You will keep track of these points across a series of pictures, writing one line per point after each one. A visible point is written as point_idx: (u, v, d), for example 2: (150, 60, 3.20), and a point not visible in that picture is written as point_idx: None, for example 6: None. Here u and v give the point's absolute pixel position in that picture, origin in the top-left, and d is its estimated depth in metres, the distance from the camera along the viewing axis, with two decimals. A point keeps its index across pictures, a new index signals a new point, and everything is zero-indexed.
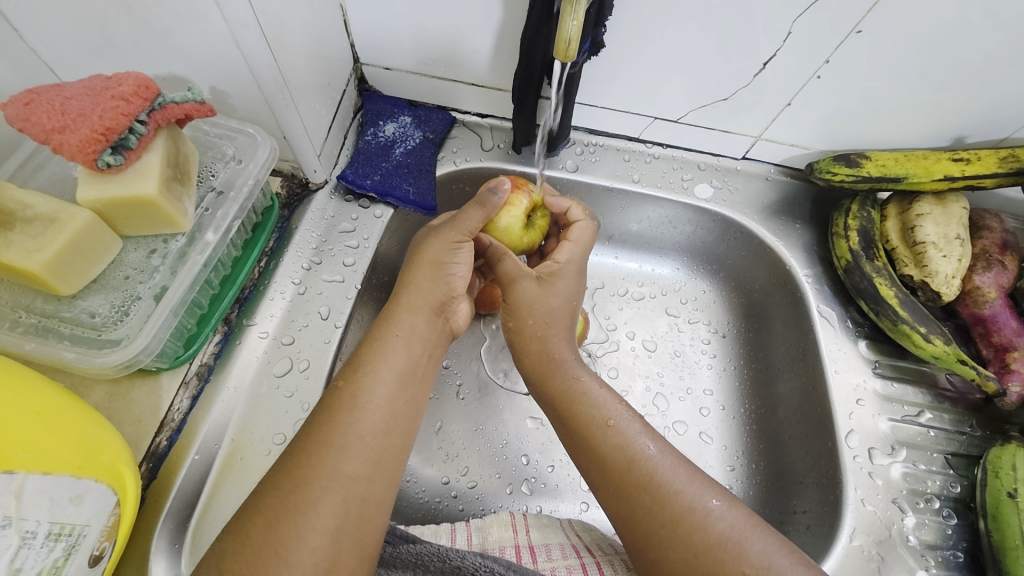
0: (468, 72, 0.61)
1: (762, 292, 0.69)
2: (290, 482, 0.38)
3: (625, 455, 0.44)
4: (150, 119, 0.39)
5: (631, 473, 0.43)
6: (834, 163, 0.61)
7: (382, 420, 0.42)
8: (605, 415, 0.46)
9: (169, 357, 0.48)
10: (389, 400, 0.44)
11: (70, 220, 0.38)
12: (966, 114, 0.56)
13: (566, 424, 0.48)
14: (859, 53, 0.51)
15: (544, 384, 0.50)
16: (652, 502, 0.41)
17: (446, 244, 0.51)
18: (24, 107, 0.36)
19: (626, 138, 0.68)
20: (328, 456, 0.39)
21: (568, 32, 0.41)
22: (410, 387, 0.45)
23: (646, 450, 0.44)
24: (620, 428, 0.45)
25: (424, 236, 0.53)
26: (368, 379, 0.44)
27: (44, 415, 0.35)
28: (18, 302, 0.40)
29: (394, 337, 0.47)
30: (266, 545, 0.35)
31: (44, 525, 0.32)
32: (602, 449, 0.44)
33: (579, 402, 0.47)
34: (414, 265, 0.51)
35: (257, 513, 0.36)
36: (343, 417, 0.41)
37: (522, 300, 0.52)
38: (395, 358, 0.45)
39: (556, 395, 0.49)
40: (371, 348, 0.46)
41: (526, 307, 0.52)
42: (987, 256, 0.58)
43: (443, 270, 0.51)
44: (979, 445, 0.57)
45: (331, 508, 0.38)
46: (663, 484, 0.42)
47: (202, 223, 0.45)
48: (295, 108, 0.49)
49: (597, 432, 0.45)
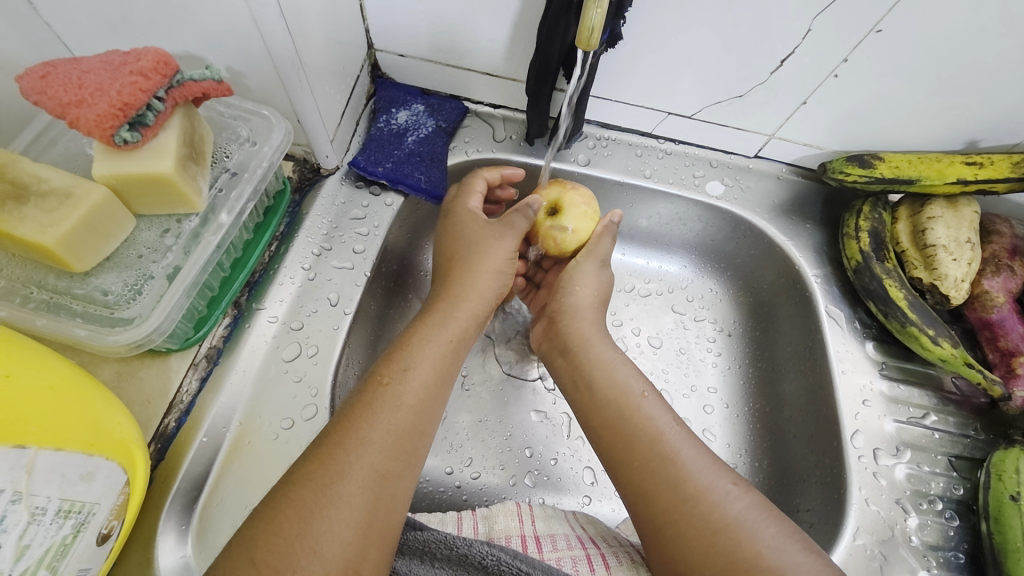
0: (483, 61, 0.60)
1: (770, 291, 0.69)
2: (324, 475, 0.38)
3: (652, 429, 0.44)
4: (167, 97, 0.38)
5: (658, 446, 0.43)
6: (847, 164, 0.61)
7: (415, 420, 0.43)
8: (639, 387, 0.48)
9: (179, 339, 0.47)
10: (424, 402, 0.44)
11: (86, 196, 0.37)
12: (980, 119, 0.55)
13: (594, 394, 0.48)
14: (878, 53, 0.50)
15: (585, 347, 0.51)
16: (674, 478, 0.41)
17: (500, 249, 0.54)
18: (40, 80, 0.35)
19: (638, 133, 0.68)
20: (364, 452, 0.39)
21: (591, 21, 0.41)
22: (444, 387, 0.46)
23: (671, 429, 0.45)
24: (651, 402, 0.47)
25: (471, 233, 0.54)
26: (409, 379, 0.44)
27: (56, 390, 0.35)
28: (29, 278, 0.40)
29: (437, 337, 0.48)
30: (299, 537, 0.35)
31: (54, 501, 0.32)
32: (636, 418, 0.45)
33: (614, 372, 0.49)
34: (469, 267, 0.52)
35: (289, 505, 0.36)
36: (380, 414, 0.41)
37: (585, 274, 0.55)
38: (433, 358, 0.46)
39: (591, 360, 0.50)
40: (412, 345, 0.47)
41: (585, 279, 0.55)
42: (996, 260, 0.58)
43: (501, 276, 0.54)
44: (983, 448, 0.58)
45: (360, 501, 0.38)
46: (685, 462, 0.42)
47: (216, 204, 0.45)
48: (311, 91, 0.48)
49: (631, 403, 0.47)
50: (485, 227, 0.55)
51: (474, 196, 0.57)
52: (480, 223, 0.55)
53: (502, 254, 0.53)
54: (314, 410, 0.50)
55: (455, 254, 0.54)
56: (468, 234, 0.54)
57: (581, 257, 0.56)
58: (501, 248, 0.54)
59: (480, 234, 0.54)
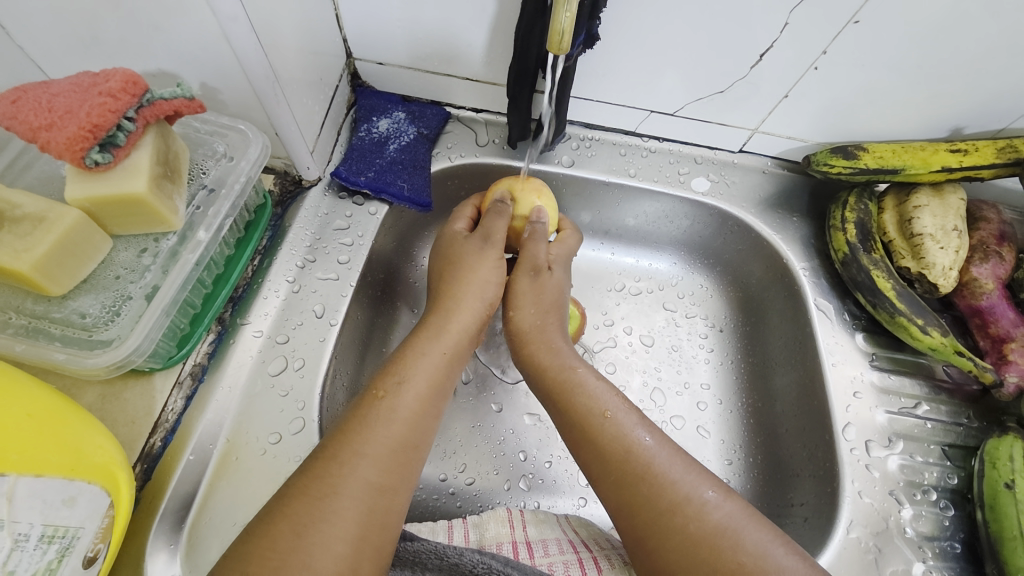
0: (463, 66, 0.60)
1: (759, 286, 0.69)
2: (318, 489, 0.38)
3: (622, 447, 0.44)
4: (138, 116, 0.38)
5: (629, 463, 0.42)
6: (831, 156, 0.60)
7: (411, 434, 0.43)
8: (601, 407, 0.46)
9: (162, 357, 0.47)
10: (419, 415, 0.44)
11: (59, 219, 0.37)
12: (962, 106, 0.55)
13: (564, 412, 0.47)
14: (856, 45, 0.50)
15: (539, 372, 0.50)
16: (650, 492, 0.41)
17: (487, 264, 0.54)
18: (11, 105, 0.35)
19: (621, 132, 0.67)
20: (358, 466, 0.39)
21: (562, 24, 0.41)
22: (440, 399, 0.46)
23: (642, 442, 0.44)
24: (616, 420, 0.45)
25: (458, 247, 0.55)
26: (405, 392, 0.44)
27: (35, 417, 0.35)
28: (7, 303, 0.39)
29: (431, 350, 0.47)
30: (292, 550, 0.35)
31: (37, 527, 0.32)
32: (602, 439, 0.44)
33: (576, 394, 0.47)
34: (461, 281, 0.52)
35: (283, 518, 0.36)
36: (375, 427, 0.41)
37: (520, 292, 0.54)
38: (429, 371, 0.46)
39: (554, 385, 0.49)
40: (408, 357, 0.46)
41: (522, 301, 0.54)
42: (985, 247, 0.58)
43: (487, 290, 0.53)
44: (977, 436, 0.57)
45: (354, 516, 0.37)
46: (660, 475, 0.42)
47: (193, 221, 0.45)
48: (287, 104, 0.48)
49: (595, 423, 0.45)
50: (468, 240, 0.55)
51: (461, 219, 0.59)
52: (466, 240, 0.55)
53: (490, 268, 0.54)
54: (301, 423, 0.49)
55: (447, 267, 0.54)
56: (456, 253, 0.55)
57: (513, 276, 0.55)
58: (485, 262, 0.54)
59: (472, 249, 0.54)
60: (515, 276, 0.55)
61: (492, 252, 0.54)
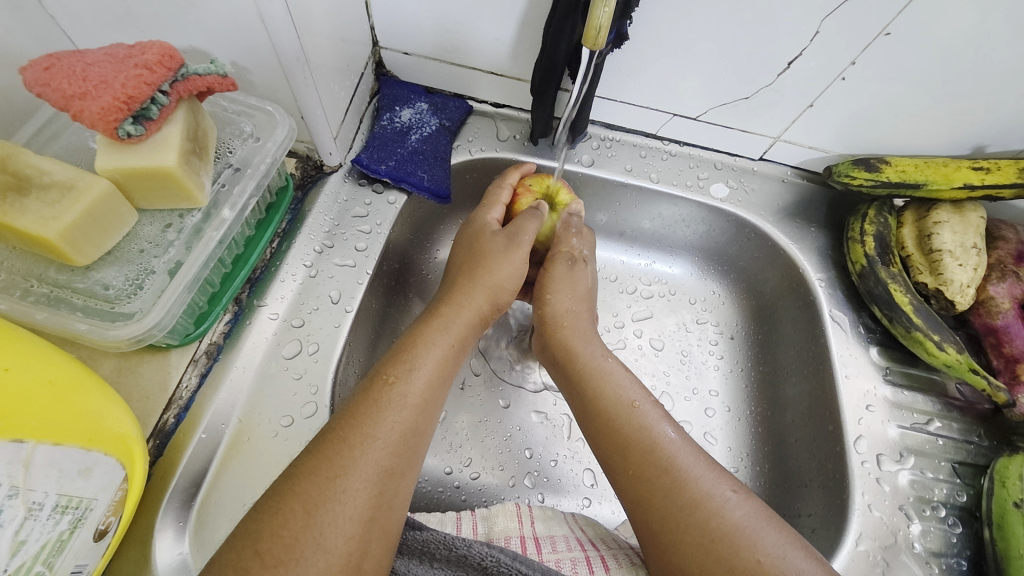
0: (487, 60, 0.60)
1: (773, 294, 0.69)
2: (329, 469, 0.37)
3: (649, 437, 0.44)
4: (172, 90, 0.38)
5: (653, 455, 0.43)
6: (852, 167, 0.60)
7: (419, 419, 0.43)
8: (629, 397, 0.47)
9: (180, 334, 0.47)
10: (428, 401, 0.44)
11: (87, 189, 0.37)
12: (986, 124, 0.55)
13: (586, 403, 0.48)
14: (886, 58, 0.50)
15: (570, 358, 0.51)
16: (671, 486, 0.41)
17: (509, 265, 0.53)
18: (43, 72, 0.35)
19: (643, 134, 0.67)
20: (369, 449, 0.39)
21: (600, 19, 0.40)
22: (444, 388, 0.46)
23: (665, 437, 0.44)
24: (643, 411, 0.46)
25: (485, 241, 0.55)
26: (414, 380, 0.44)
27: (55, 384, 0.34)
28: (29, 271, 0.39)
29: (439, 341, 0.47)
30: (304, 529, 0.35)
31: (52, 496, 0.32)
32: (625, 429, 0.45)
33: (605, 382, 0.48)
34: (478, 275, 0.53)
35: (294, 498, 0.36)
36: (386, 412, 0.41)
37: (556, 278, 0.56)
38: (436, 360, 0.46)
39: (577, 373, 0.50)
40: (417, 346, 0.46)
41: (558, 287, 0.56)
42: (1002, 266, 0.58)
43: (499, 295, 0.53)
44: (987, 455, 0.57)
45: (364, 497, 0.37)
46: (682, 470, 0.42)
47: (218, 199, 0.45)
48: (315, 87, 0.48)
49: (624, 413, 0.45)
50: (495, 237, 0.55)
51: (496, 208, 0.58)
52: (494, 236, 0.55)
53: (508, 270, 0.53)
54: (313, 407, 0.49)
55: (469, 261, 0.54)
56: (480, 247, 0.54)
57: (550, 264, 0.57)
58: (509, 262, 0.53)
59: (490, 247, 0.54)
60: (552, 263, 0.57)
61: (516, 253, 0.54)
